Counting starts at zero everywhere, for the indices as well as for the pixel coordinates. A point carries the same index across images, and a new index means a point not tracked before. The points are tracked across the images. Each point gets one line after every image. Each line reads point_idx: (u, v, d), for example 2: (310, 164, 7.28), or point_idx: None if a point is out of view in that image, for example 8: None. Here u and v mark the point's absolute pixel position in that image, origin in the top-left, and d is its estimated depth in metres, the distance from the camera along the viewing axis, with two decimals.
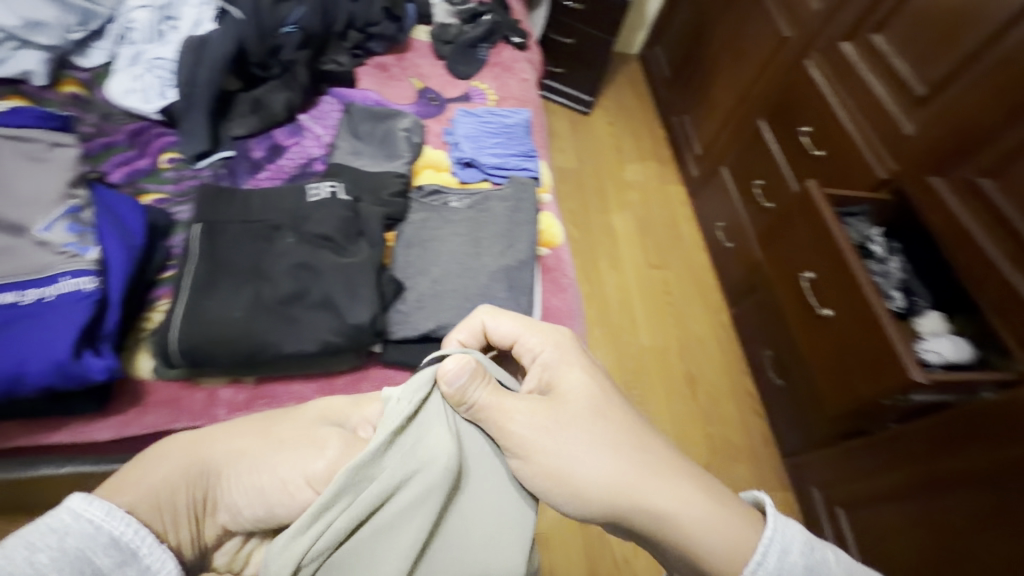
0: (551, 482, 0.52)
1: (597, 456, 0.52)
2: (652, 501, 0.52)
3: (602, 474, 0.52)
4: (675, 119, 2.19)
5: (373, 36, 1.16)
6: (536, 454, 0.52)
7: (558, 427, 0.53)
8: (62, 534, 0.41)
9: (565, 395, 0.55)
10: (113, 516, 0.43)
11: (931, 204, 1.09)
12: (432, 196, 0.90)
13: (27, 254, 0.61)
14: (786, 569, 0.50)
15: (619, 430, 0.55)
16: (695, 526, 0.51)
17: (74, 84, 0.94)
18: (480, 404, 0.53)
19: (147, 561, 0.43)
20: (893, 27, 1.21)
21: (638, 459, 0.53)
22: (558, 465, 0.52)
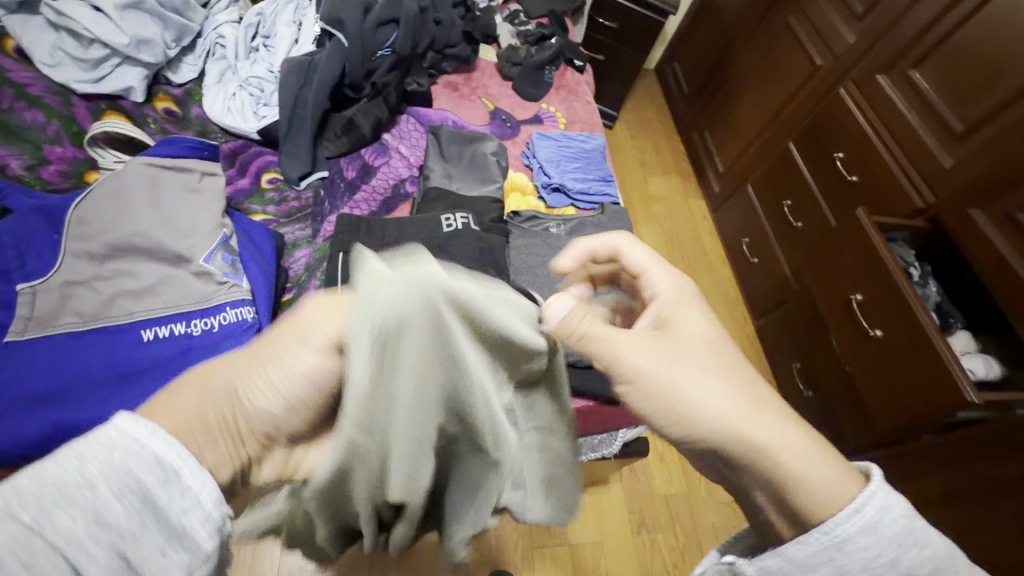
0: (648, 404, 0.44)
1: (701, 378, 0.44)
2: (754, 435, 0.42)
3: (713, 407, 0.43)
4: (695, 135, 2.06)
5: (449, 56, 1.18)
6: (635, 380, 0.45)
7: (669, 358, 0.45)
8: (108, 449, 0.29)
9: (679, 329, 0.48)
10: (157, 437, 0.30)
11: (970, 236, 1.06)
12: (530, 222, 0.94)
13: (187, 283, 0.64)
14: (881, 526, 0.38)
15: (733, 368, 0.46)
16: (794, 468, 0.41)
17: (167, 100, 0.93)
18: (589, 336, 0.45)
19: (186, 483, 0.30)
20: (934, 62, 1.14)
21: (748, 393, 0.45)
22: (660, 388, 0.44)
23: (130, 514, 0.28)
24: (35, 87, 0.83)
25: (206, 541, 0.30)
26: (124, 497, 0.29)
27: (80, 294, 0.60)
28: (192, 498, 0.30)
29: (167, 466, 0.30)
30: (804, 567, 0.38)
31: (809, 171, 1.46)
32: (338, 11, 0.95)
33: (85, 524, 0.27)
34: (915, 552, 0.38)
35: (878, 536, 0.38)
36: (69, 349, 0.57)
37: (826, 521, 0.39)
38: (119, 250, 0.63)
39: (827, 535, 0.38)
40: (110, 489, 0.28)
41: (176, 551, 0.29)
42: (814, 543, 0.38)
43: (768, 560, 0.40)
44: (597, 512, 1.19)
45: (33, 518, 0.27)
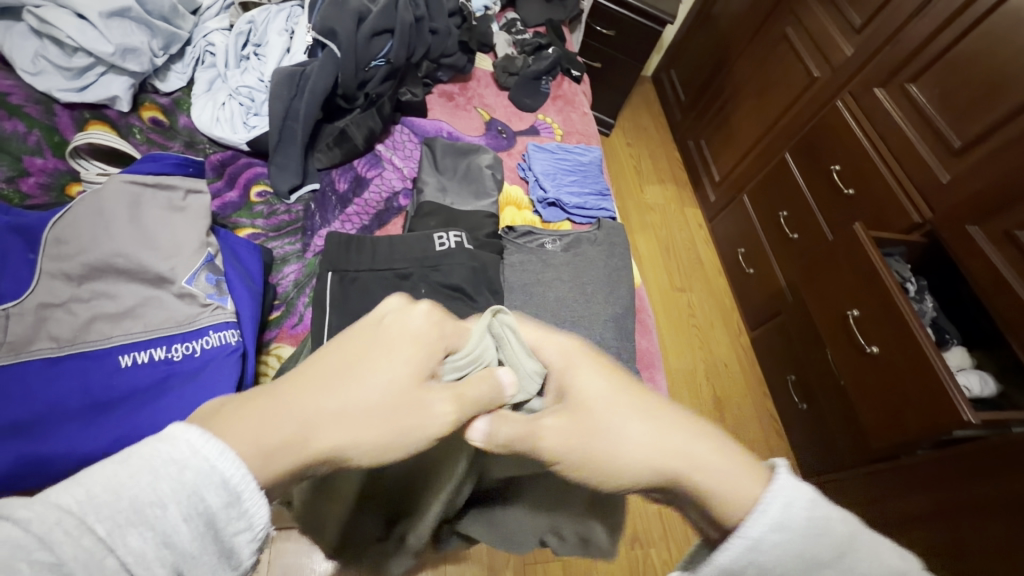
0: (578, 474, 0.39)
1: (626, 434, 0.39)
2: (674, 464, 0.39)
3: (643, 461, 0.39)
4: (691, 143, 2.06)
5: (443, 66, 1.16)
6: (567, 460, 0.39)
7: (584, 432, 0.39)
8: (179, 468, 0.28)
9: (580, 392, 0.41)
10: (226, 460, 0.29)
11: (968, 253, 1.05)
12: (525, 238, 0.92)
13: (169, 305, 0.62)
14: (793, 516, 0.39)
15: (649, 408, 0.41)
16: (712, 483, 0.39)
17: (154, 109, 0.91)
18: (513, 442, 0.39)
19: (246, 507, 0.29)
20: (932, 78, 1.13)
21: (665, 432, 0.40)
22: (596, 463, 0.39)
23: (194, 536, 0.28)
24: (15, 96, 0.80)
25: (249, 556, 0.30)
26: (191, 518, 0.28)
27: (57, 317, 0.58)
28: (247, 520, 0.30)
29: (234, 488, 0.29)
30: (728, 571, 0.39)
31: (804, 183, 1.46)
32: (331, 20, 0.93)
33: (153, 548, 0.27)
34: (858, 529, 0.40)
35: (789, 531, 0.39)
36: (45, 377, 0.54)
37: (739, 524, 0.38)
38: (97, 271, 0.61)
39: (751, 540, 0.38)
40: (182, 510, 0.27)
41: (222, 564, 0.29)
42: (734, 548, 0.38)
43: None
44: None
45: (107, 533, 0.26)
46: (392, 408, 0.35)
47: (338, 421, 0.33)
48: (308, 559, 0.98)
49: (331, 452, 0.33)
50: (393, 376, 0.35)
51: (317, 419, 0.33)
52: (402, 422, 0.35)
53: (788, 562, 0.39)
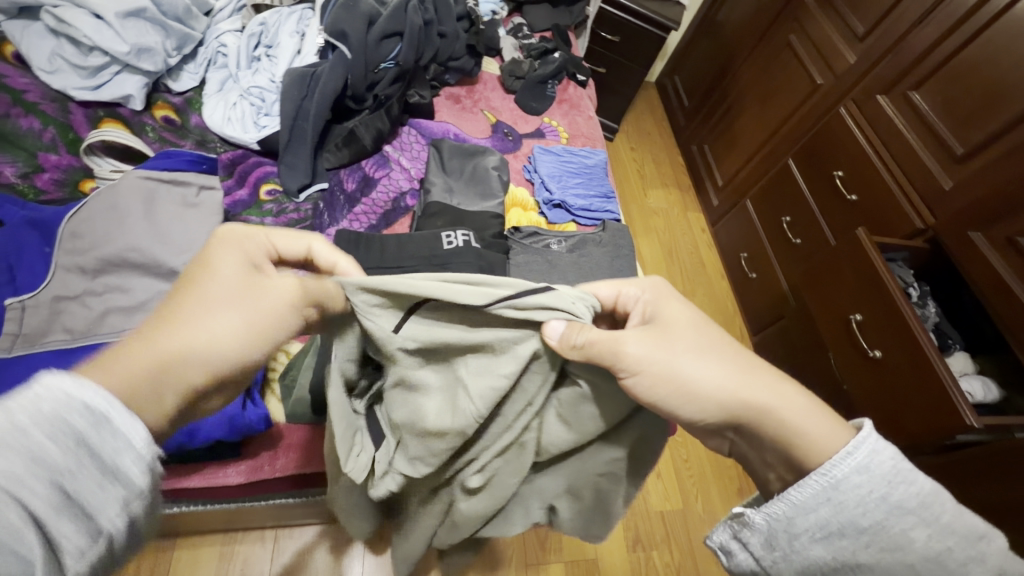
0: (659, 391, 0.44)
1: (698, 360, 0.46)
2: (753, 391, 0.46)
3: (716, 384, 0.45)
4: (695, 148, 2.07)
5: (451, 69, 1.18)
6: (644, 371, 0.44)
7: (663, 347, 0.46)
8: (37, 403, 0.31)
9: (671, 319, 0.49)
10: (86, 390, 0.32)
11: (970, 259, 1.05)
12: (532, 239, 0.93)
13: None
14: (873, 464, 0.41)
15: (724, 347, 0.48)
16: (796, 421, 0.45)
17: (167, 108, 0.93)
18: (589, 342, 0.43)
19: (117, 428, 0.33)
20: (935, 85, 1.14)
21: (739, 363, 0.47)
22: (672, 379, 0.45)
23: (67, 455, 0.31)
24: (32, 94, 0.82)
25: (140, 477, 0.34)
26: (58, 440, 0.31)
27: (71, 310, 0.59)
28: (124, 440, 0.33)
29: (100, 411, 0.32)
30: (805, 508, 0.41)
31: (807, 188, 1.47)
32: (342, 23, 0.95)
33: (24, 466, 0.29)
34: (903, 487, 0.41)
35: (871, 475, 0.41)
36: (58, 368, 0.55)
37: (824, 465, 0.42)
38: (112, 265, 0.62)
39: (826, 474, 0.41)
40: (47, 433, 0.30)
41: (114, 484, 0.33)
42: (814, 484, 0.41)
43: (772, 506, 0.42)
44: None
45: None
46: (227, 318, 0.41)
47: (199, 341, 0.39)
48: (311, 557, 0.98)
49: (196, 370, 0.39)
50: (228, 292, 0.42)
51: (180, 346, 0.39)
52: (257, 323, 0.42)
53: (868, 504, 0.40)
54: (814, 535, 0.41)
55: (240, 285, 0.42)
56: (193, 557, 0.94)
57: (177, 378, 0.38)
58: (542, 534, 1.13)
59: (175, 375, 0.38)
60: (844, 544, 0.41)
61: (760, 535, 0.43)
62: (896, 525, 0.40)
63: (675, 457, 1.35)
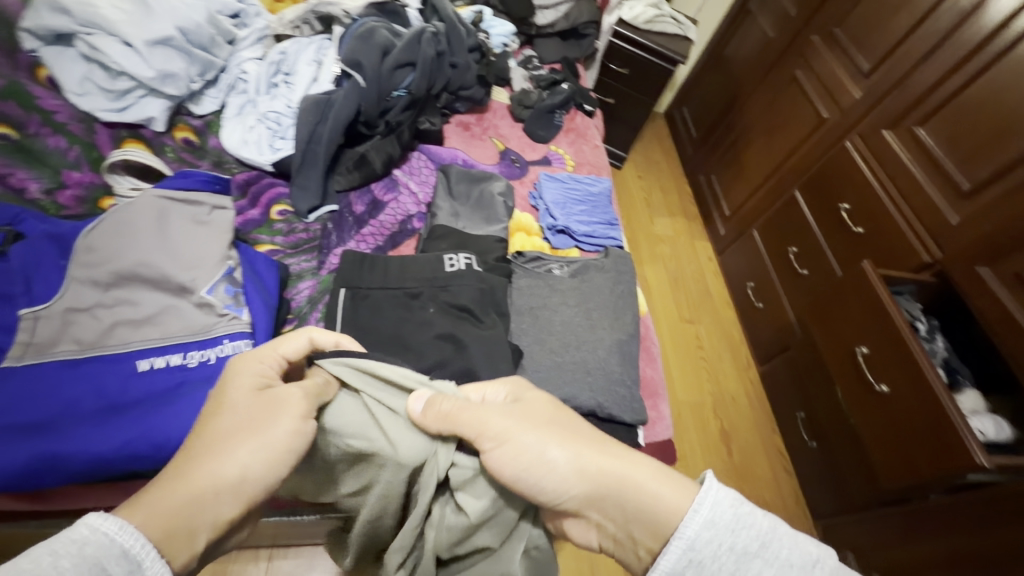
0: (512, 466, 0.46)
1: (552, 442, 0.47)
2: (601, 459, 0.47)
3: (569, 465, 0.46)
4: (702, 178, 2.09)
5: (462, 98, 1.22)
6: (496, 446, 0.47)
7: (518, 425, 0.48)
8: (78, 545, 0.32)
9: (533, 405, 0.51)
10: (126, 531, 0.34)
11: (978, 295, 1.04)
12: (534, 263, 0.94)
13: (188, 314, 0.64)
14: (718, 516, 0.43)
15: (580, 432, 0.49)
16: (644, 488, 0.45)
17: (187, 130, 0.97)
18: (445, 415, 0.49)
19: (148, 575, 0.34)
20: (940, 121, 1.16)
21: (592, 443, 0.48)
22: (523, 459, 0.46)
23: None
24: (60, 115, 0.86)
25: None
26: None
27: (81, 321, 0.60)
28: None
29: (134, 555, 0.34)
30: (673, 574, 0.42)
31: (813, 220, 1.47)
32: (358, 53, 0.99)
33: None
34: (745, 531, 0.43)
35: (717, 528, 0.43)
36: (65, 378, 0.56)
37: (677, 527, 0.43)
38: (123, 279, 0.64)
39: (681, 540, 0.42)
40: None
41: None
42: (675, 549, 0.42)
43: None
44: (593, 560, 1.10)
45: None
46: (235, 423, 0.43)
47: (240, 468, 0.41)
48: None
49: (228, 495, 0.40)
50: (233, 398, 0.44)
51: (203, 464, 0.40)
52: (282, 438, 0.43)
53: (721, 556, 0.42)
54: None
55: (255, 396, 0.45)
56: None
57: (218, 503, 0.39)
58: None
59: (204, 508, 0.38)
60: None
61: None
62: (750, 570, 0.42)
63: None
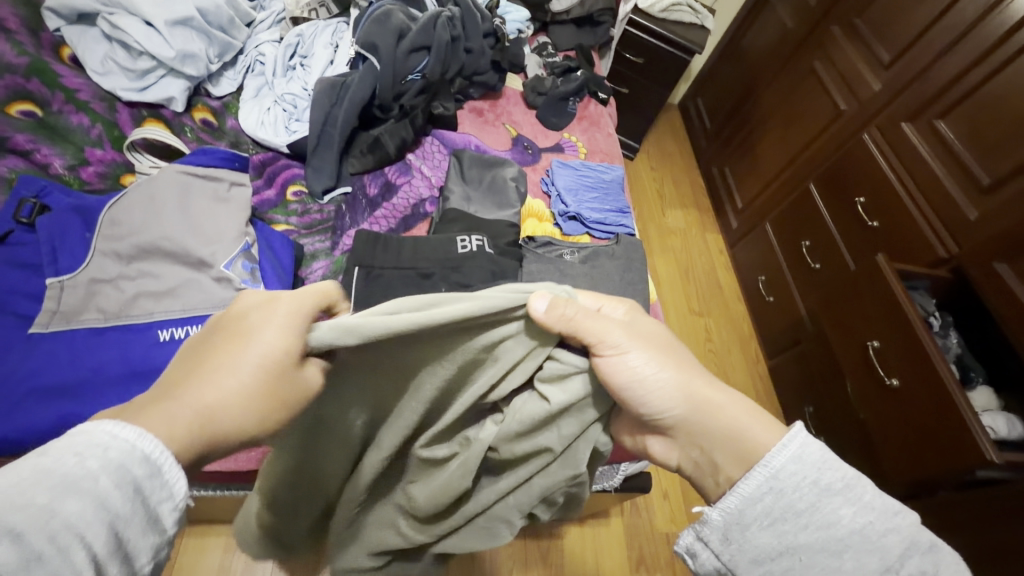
0: (626, 377, 0.47)
1: (667, 367, 0.49)
2: (707, 390, 0.49)
3: (677, 390, 0.48)
4: (715, 170, 2.07)
5: (476, 83, 1.22)
6: (619, 357, 0.47)
7: (638, 344, 0.49)
8: (102, 447, 0.31)
9: (648, 332, 0.52)
10: (144, 440, 0.33)
11: (994, 291, 1.03)
12: (545, 248, 0.95)
13: (208, 288, 0.66)
14: (804, 454, 0.45)
15: (689, 365, 0.51)
16: (740, 423, 0.48)
17: (205, 111, 0.98)
18: (568, 326, 0.46)
19: (168, 478, 0.33)
20: (962, 114, 1.13)
21: (700, 376, 0.50)
22: (637, 375, 0.47)
23: (127, 501, 0.31)
24: (83, 93, 0.87)
25: (175, 525, 0.34)
26: (121, 487, 0.31)
27: (104, 292, 0.62)
28: (170, 491, 0.33)
29: (155, 460, 0.33)
30: (751, 498, 0.44)
31: (827, 214, 1.46)
32: (373, 36, 1.00)
33: (89, 511, 0.29)
34: (831, 471, 0.44)
35: (803, 463, 0.44)
36: (91, 345, 0.59)
37: (763, 457, 0.45)
38: (146, 252, 0.66)
39: (764, 470, 0.44)
40: (112, 480, 0.31)
41: (152, 533, 0.32)
42: (756, 477, 0.44)
43: (725, 501, 0.45)
44: (595, 543, 1.12)
45: (44, 501, 0.28)
46: (256, 386, 0.40)
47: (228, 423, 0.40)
48: None
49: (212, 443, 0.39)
50: (262, 355, 0.40)
51: (212, 407, 0.39)
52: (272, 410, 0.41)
53: (805, 488, 0.43)
54: (761, 523, 0.44)
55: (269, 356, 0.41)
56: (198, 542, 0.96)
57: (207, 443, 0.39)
58: (543, 546, 1.10)
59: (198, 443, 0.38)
60: (786, 528, 0.43)
61: (717, 531, 0.45)
62: (828, 506, 0.43)
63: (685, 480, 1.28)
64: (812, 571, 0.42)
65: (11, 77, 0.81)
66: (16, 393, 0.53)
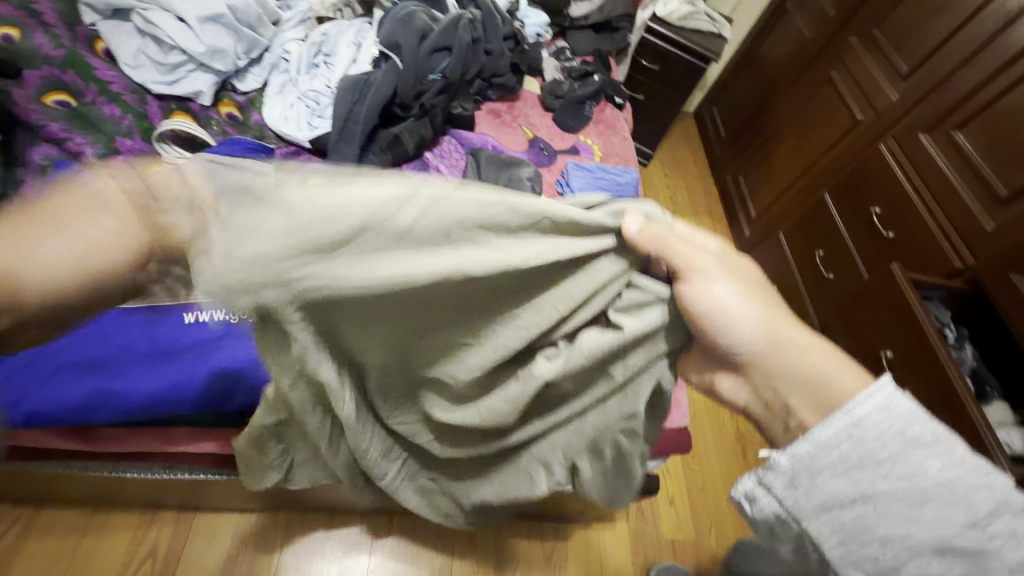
0: (704, 303, 0.46)
1: (751, 303, 0.47)
2: (790, 333, 0.48)
3: (757, 327, 0.47)
4: (729, 178, 2.07)
5: (494, 85, 1.24)
6: (699, 282, 0.46)
7: (722, 276, 0.47)
8: None
9: (735, 263, 0.50)
10: None
11: (1012, 302, 1.01)
12: None
13: None
14: (890, 406, 0.43)
15: (774, 307, 0.49)
16: (822, 373, 0.46)
17: (231, 105, 1.01)
18: (658, 243, 0.46)
19: None
20: (982, 125, 1.13)
21: (785, 319, 0.48)
22: (719, 302, 0.46)
23: None
24: (116, 85, 0.90)
25: None
26: None
27: None
28: None
29: None
30: (828, 445, 0.43)
31: (843, 224, 1.45)
32: (397, 36, 1.04)
33: None
34: (916, 426, 0.43)
35: (888, 414, 0.43)
36: (119, 323, 0.61)
37: (846, 405, 0.44)
38: None
39: (846, 417, 0.43)
40: None
41: None
42: (836, 424, 0.43)
43: (798, 446, 0.43)
44: (601, 548, 1.12)
45: None
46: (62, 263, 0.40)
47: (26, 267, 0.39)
48: (319, 546, 1.00)
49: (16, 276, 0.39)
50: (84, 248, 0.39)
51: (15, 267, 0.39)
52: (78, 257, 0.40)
53: (886, 439, 0.43)
54: (836, 469, 0.43)
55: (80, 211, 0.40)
56: (209, 530, 0.98)
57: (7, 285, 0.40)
58: (548, 547, 1.09)
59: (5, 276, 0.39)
60: (862, 475, 0.43)
61: (784, 476, 0.44)
62: (909, 457, 0.42)
63: (690, 485, 1.27)
64: (885, 517, 0.42)
65: (47, 68, 0.84)
66: (48, 366, 0.58)
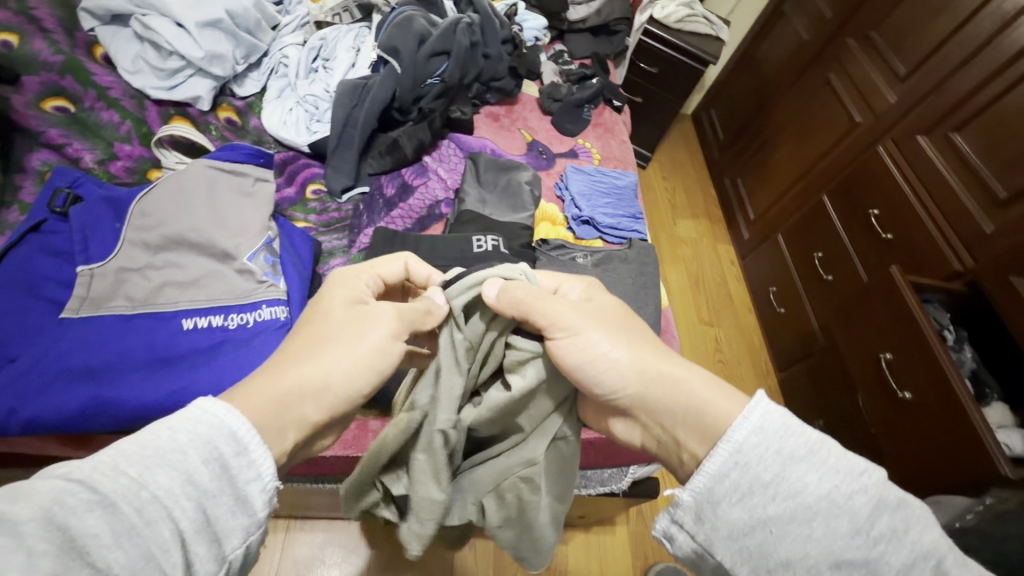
0: (575, 357, 0.46)
1: (620, 343, 0.46)
2: (661, 364, 0.45)
3: (632, 365, 0.45)
4: (727, 180, 2.07)
5: (492, 89, 1.24)
6: (566, 336, 0.46)
7: (588, 323, 0.47)
8: (193, 422, 0.34)
9: (602, 305, 0.50)
10: (232, 416, 0.35)
11: (1011, 303, 1.01)
12: (558, 251, 0.96)
13: (229, 279, 0.68)
14: (766, 424, 0.39)
15: (651, 343, 0.48)
16: (700, 396, 0.43)
17: (229, 110, 1.01)
18: (520, 304, 0.48)
19: (253, 456, 0.35)
20: (981, 127, 1.13)
21: (665, 354, 0.47)
22: (588, 348, 0.46)
23: (213, 479, 0.33)
24: (115, 91, 0.90)
25: (262, 506, 0.35)
26: (209, 462, 0.33)
27: (133, 280, 0.65)
28: (255, 470, 0.35)
29: (241, 438, 0.35)
30: (717, 477, 0.39)
31: (842, 227, 1.45)
32: (395, 40, 1.03)
33: (179, 482, 0.31)
34: (793, 438, 0.39)
35: (764, 434, 0.39)
36: (118, 329, 0.61)
37: (725, 431, 0.40)
38: (172, 243, 0.69)
39: (725, 447, 0.39)
40: (199, 454, 0.33)
41: (241, 512, 0.34)
42: (721, 453, 0.39)
43: (694, 481, 0.40)
44: (601, 553, 1.11)
45: (138, 474, 0.30)
46: None
47: None
48: (319, 551, 1.00)
49: None
50: None
51: None
52: None
53: (768, 460, 0.39)
54: (732, 500, 0.39)
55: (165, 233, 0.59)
56: None
57: None
58: None
59: None
60: (755, 503, 0.38)
61: (689, 512, 0.40)
62: (794, 474, 0.38)
63: None
64: (785, 542, 0.37)
65: (46, 74, 0.84)
66: (46, 374, 0.56)
